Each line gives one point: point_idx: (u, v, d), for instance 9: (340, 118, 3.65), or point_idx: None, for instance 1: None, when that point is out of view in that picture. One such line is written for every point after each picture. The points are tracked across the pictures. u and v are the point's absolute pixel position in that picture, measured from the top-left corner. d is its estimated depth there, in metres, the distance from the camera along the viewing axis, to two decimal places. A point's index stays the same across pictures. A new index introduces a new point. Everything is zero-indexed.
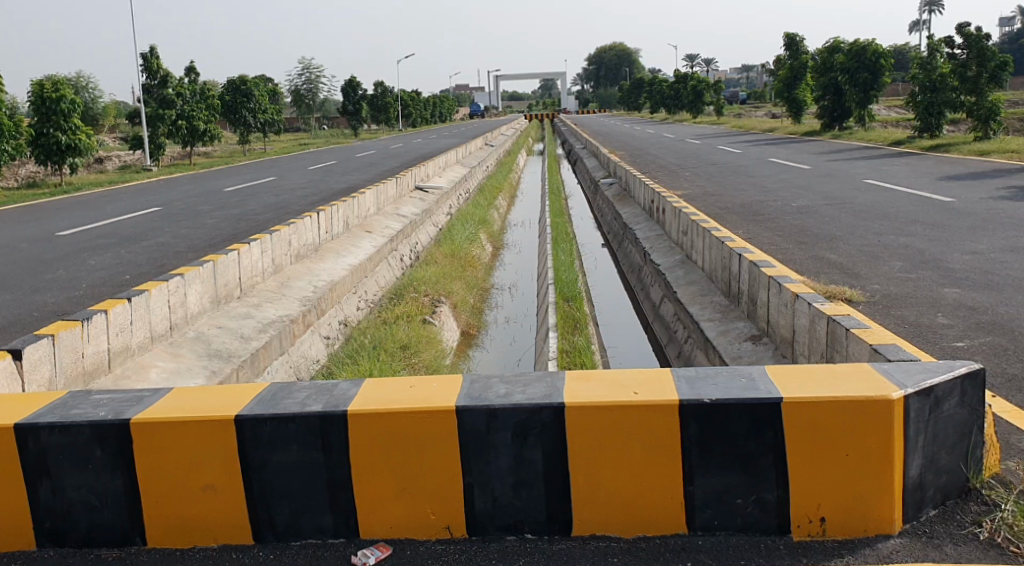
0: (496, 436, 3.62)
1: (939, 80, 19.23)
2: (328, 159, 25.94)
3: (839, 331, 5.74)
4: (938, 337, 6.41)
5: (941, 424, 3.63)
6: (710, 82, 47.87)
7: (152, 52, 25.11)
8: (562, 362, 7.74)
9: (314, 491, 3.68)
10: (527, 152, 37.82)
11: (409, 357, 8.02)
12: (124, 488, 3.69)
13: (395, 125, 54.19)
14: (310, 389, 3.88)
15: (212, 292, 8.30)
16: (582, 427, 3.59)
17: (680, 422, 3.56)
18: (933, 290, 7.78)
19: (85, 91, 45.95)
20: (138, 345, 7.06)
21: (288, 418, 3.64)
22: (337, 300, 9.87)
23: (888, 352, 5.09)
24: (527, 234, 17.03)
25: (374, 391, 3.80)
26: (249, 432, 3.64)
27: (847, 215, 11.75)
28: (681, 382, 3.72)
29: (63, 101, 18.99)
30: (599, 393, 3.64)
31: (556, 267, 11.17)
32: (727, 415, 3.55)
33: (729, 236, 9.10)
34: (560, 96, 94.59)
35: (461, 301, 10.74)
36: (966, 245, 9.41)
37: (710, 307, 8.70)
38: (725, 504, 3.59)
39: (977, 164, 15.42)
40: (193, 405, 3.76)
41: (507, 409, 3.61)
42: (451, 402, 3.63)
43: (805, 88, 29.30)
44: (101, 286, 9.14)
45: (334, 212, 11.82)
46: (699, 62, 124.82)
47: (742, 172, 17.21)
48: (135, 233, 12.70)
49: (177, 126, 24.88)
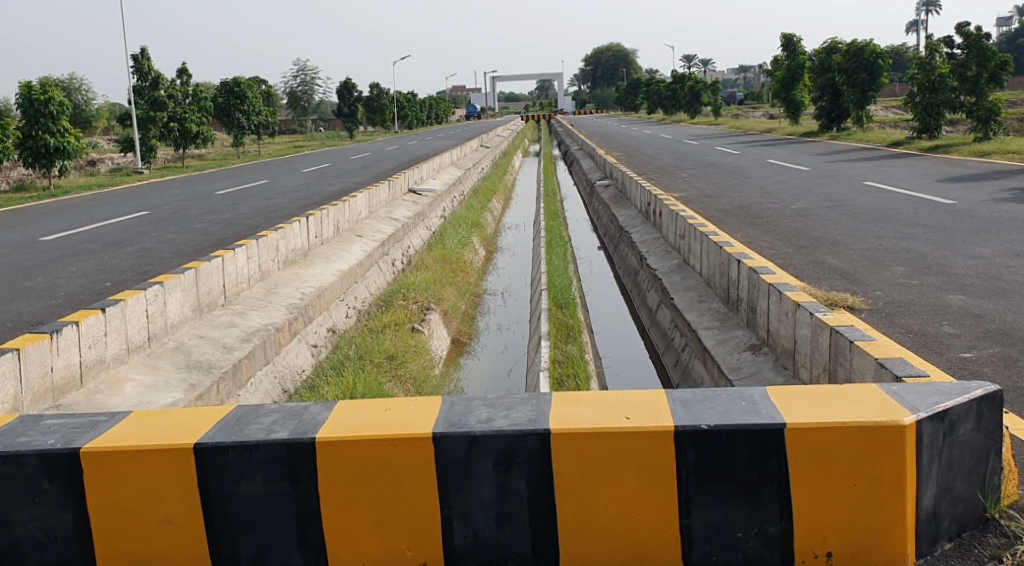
0: (477, 464, 3.35)
1: (938, 80, 18.90)
2: (323, 161, 25.66)
3: (843, 343, 5.47)
4: (946, 347, 6.15)
5: (957, 451, 3.35)
6: (707, 82, 47.72)
7: (143, 54, 24.86)
8: (554, 373, 7.46)
9: (280, 525, 3.40)
10: (523, 153, 37.65)
11: (396, 368, 7.76)
12: (74, 523, 3.42)
13: (391, 127, 53.96)
14: (280, 411, 3.61)
15: (194, 300, 8.04)
16: (568, 456, 3.31)
17: (675, 450, 3.28)
18: (938, 296, 7.54)
19: (78, 94, 45.57)
20: (113, 357, 6.80)
21: (252, 446, 3.38)
22: (325, 308, 9.59)
23: (894, 366, 4.81)
24: (522, 238, 16.73)
25: (348, 415, 3.52)
26: (211, 462, 3.37)
27: (848, 219, 11.50)
28: (676, 404, 3.46)
29: (52, 104, 18.65)
30: (588, 418, 3.37)
31: (550, 272, 10.88)
32: (725, 442, 3.27)
33: (727, 241, 8.84)
34: (556, 97, 94.09)
35: (451, 307, 10.48)
36: (970, 249, 9.16)
37: (709, 314, 8.43)
38: (724, 538, 3.31)
39: (977, 165, 15.18)
40: (154, 431, 3.50)
41: (488, 435, 3.34)
42: (428, 428, 3.36)
43: (803, 89, 29.09)
44: (79, 295, 8.88)
45: (324, 216, 11.55)
46: (696, 62, 124.33)
47: (740, 174, 16.96)
48: (121, 238, 12.41)
49: (169, 128, 24.63)
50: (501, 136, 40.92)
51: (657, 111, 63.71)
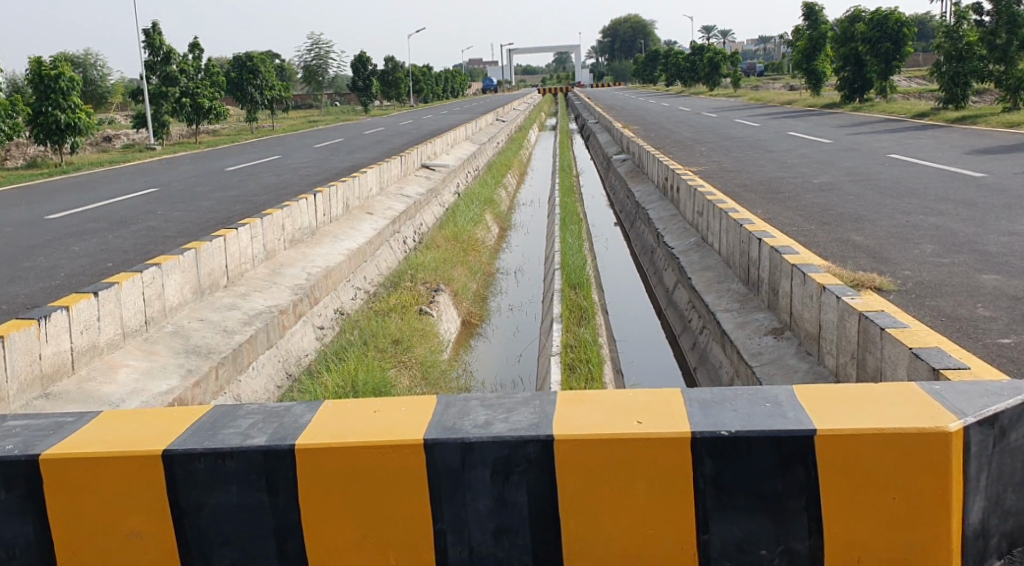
0: (472, 474, 3.03)
1: (966, 49, 18.39)
2: (336, 136, 25.32)
3: (873, 330, 5.11)
4: (981, 332, 5.82)
5: (1009, 458, 3.01)
6: (726, 55, 46.98)
7: (155, 28, 24.47)
8: (566, 358, 7.14)
9: (257, 538, 3.10)
10: (539, 127, 37.16)
11: (402, 354, 7.47)
12: (35, 537, 3.14)
13: (407, 101, 53.38)
14: (261, 412, 3.31)
15: (194, 282, 7.73)
16: (574, 464, 2.99)
17: (692, 458, 2.95)
18: (971, 276, 7.18)
19: (94, 69, 45.06)
20: (107, 343, 6.49)
21: (225, 453, 3.07)
22: (332, 288, 9.28)
23: (929, 357, 4.46)
24: (537, 215, 16.39)
25: (333, 418, 3.21)
26: (181, 470, 3.07)
27: (873, 193, 11.11)
28: (694, 406, 3.14)
29: (62, 80, 18.33)
30: (595, 422, 3.05)
31: (564, 252, 10.53)
32: (747, 450, 2.94)
33: (748, 218, 8.47)
34: (574, 71, 93.16)
35: (462, 287, 10.17)
36: (1002, 225, 8.77)
37: (728, 296, 8.07)
38: (746, 556, 2.97)
39: (1005, 136, 14.72)
40: (120, 435, 3.20)
41: (484, 442, 3.02)
42: (419, 435, 3.05)
43: (824, 59, 28.50)
44: (79, 276, 8.58)
45: (332, 193, 11.23)
46: (715, 32, 122.84)
47: (760, 147, 16.55)
48: (127, 216, 12.11)
49: (181, 103, 24.29)
50: (516, 108, 40.39)
51: (675, 84, 62.93)
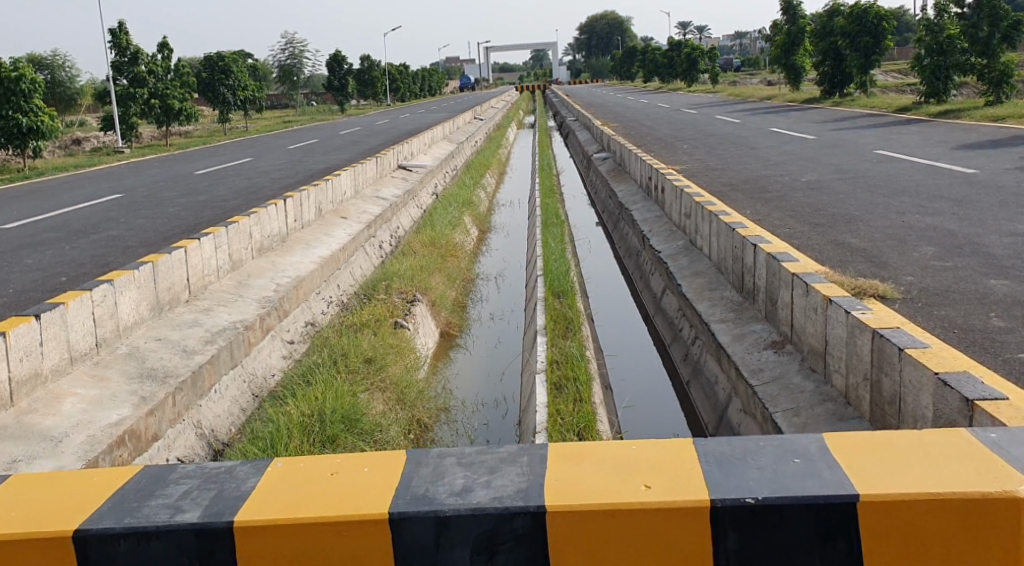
0: (451, 552, 2.57)
1: (947, 43, 17.79)
2: (311, 136, 24.66)
3: (889, 350, 4.64)
4: (999, 347, 5.37)
5: None
6: (704, 50, 46.46)
7: (121, 28, 23.73)
8: (551, 376, 6.66)
9: None
10: (518, 125, 36.56)
11: (375, 374, 6.96)
12: None
13: (384, 100, 52.52)
14: (197, 474, 2.81)
15: (152, 298, 7.17)
16: (570, 540, 2.55)
17: (712, 531, 2.53)
18: (978, 281, 6.73)
19: (62, 71, 43.79)
20: (52, 370, 5.92)
21: (151, 533, 2.59)
22: (303, 299, 8.74)
23: (960, 384, 4.05)
24: (517, 216, 15.91)
25: (286, 481, 2.74)
26: (99, 554, 2.59)
27: (864, 192, 10.66)
28: (709, 462, 2.69)
29: (23, 82, 17.56)
30: (595, 485, 2.62)
31: (546, 257, 10.01)
32: (776, 519, 2.53)
33: (740, 221, 7.99)
34: (552, 68, 92.42)
35: (440, 296, 9.65)
36: (1003, 225, 8.33)
37: (721, 305, 7.59)
38: None
39: (992, 131, 14.30)
40: (30, 508, 2.72)
41: (464, 515, 2.56)
42: (386, 507, 2.59)
43: (804, 54, 28.05)
44: (30, 291, 8.03)
45: (303, 197, 10.67)
46: (690, 28, 122.47)
47: (742, 144, 16.10)
48: (86, 225, 11.50)
49: (150, 105, 23.55)
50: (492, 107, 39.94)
51: (652, 79, 62.60)
